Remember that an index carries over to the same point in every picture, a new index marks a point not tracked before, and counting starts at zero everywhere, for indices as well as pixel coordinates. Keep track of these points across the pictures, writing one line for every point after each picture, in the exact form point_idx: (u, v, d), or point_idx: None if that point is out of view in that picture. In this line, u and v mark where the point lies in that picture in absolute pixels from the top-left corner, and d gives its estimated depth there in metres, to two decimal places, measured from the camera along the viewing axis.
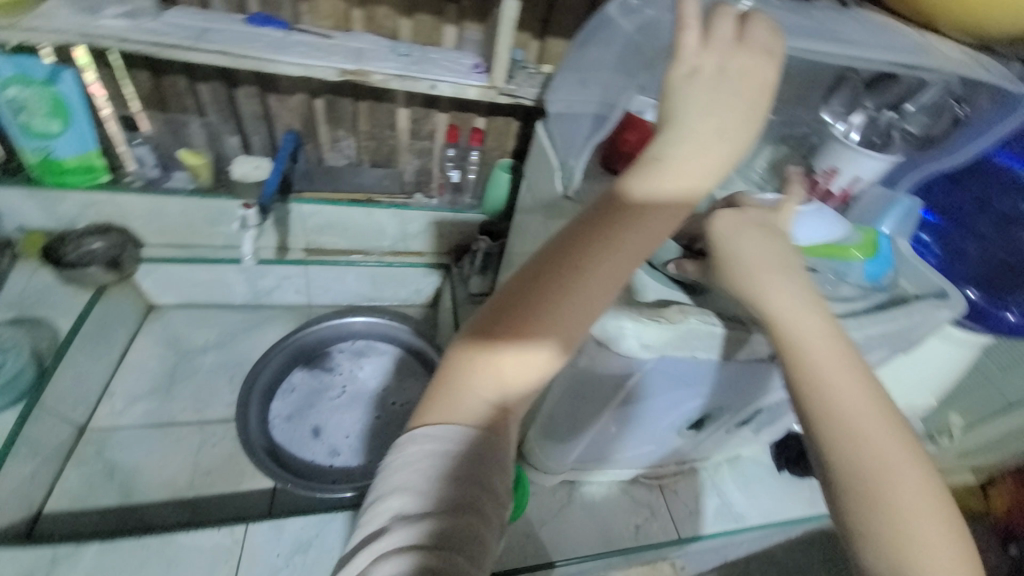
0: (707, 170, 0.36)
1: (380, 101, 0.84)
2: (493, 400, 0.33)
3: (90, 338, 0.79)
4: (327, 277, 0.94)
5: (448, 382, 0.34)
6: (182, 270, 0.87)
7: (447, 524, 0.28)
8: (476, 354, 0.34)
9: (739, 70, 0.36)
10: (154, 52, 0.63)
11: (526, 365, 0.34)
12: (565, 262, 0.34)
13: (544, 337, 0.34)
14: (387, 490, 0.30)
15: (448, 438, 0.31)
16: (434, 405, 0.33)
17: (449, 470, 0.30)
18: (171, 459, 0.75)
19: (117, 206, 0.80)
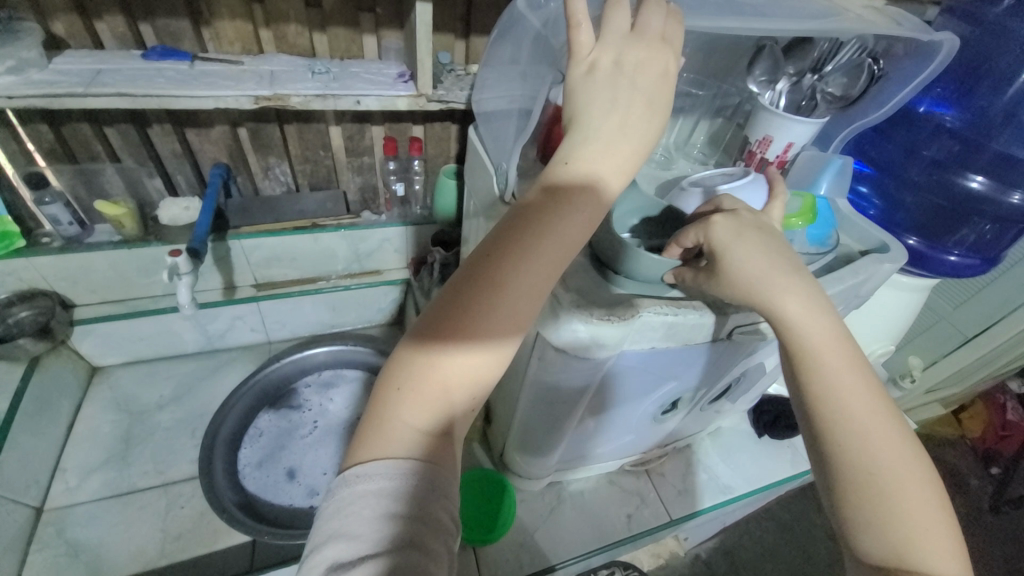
0: (617, 165, 0.36)
1: (308, 123, 0.81)
2: (433, 426, 0.32)
3: (32, 414, 0.73)
4: (281, 311, 0.90)
5: (378, 415, 0.32)
6: (121, 327, 0.82)
7: (391, 564, 0.27)
8: (409, 380, 0.32)
9: (635, 62, 0.36)
10: (46, 104, 0.58)
11: (464, 386, 0.33)
12: (491, 274, 0.33)
13: (475, 356, 0.33)
14: (327, 537, 0.29)
15: (390, 476, 0.30)
16: (367, 439, 0.32)
17: (394, 509, 0.29)
18: (138, 528, 0.71)
19: (37, 270, 0.74)
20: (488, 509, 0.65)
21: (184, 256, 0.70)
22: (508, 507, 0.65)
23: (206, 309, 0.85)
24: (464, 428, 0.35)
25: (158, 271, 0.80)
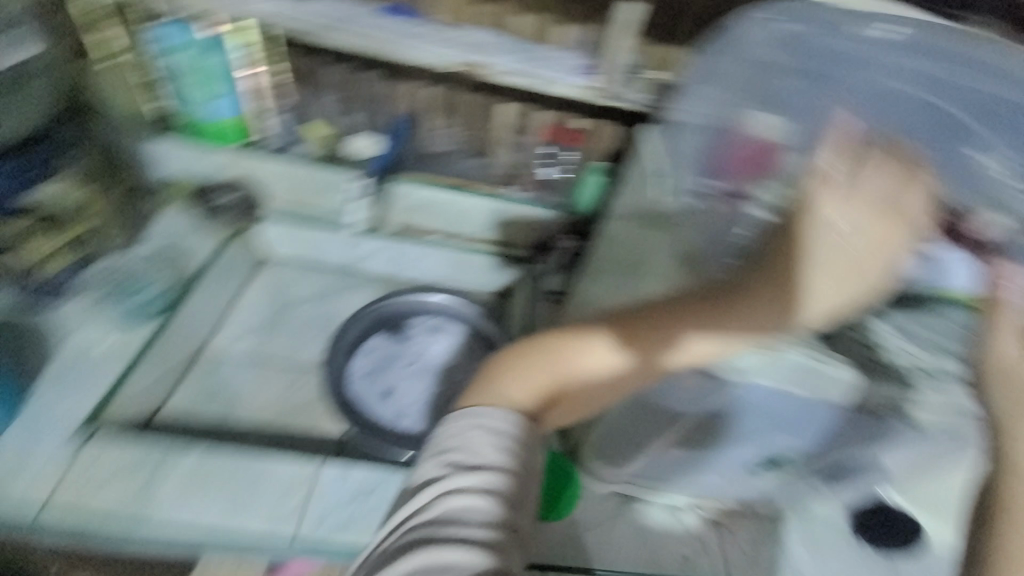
0: (785, 306, 0.47)
1: (492, 95, 0.87)
2: (536, 404, 0.48)
3: (216, 275, 0.88)
4: (413, 255, 0.99)
5: (501, 379, 0.49)
6: (295, 228, 0.96)
7: (495, 477, 0.42)
8: (531, 374, 0.49)
9: (864, 233, 0.46)
10: (311, 31, 0.75)
11: (565, 387, 0.50)
12: (629, 328, 0.49)
13: (585, 370, 0.50)
14: (454, 443, 0.44)
15: (502, 420, 0.45)
16: (491, 390, 0.48)
17: (503, 446, 0.44)
18: (267, 389, 0.83)
19: (252, 165, 0.89)
20: (551, 489, 0.67)
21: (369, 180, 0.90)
22: (572, 493, 0.67)
23: (358, 234, 0.97)
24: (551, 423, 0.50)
25: (334, 191, 0.92)
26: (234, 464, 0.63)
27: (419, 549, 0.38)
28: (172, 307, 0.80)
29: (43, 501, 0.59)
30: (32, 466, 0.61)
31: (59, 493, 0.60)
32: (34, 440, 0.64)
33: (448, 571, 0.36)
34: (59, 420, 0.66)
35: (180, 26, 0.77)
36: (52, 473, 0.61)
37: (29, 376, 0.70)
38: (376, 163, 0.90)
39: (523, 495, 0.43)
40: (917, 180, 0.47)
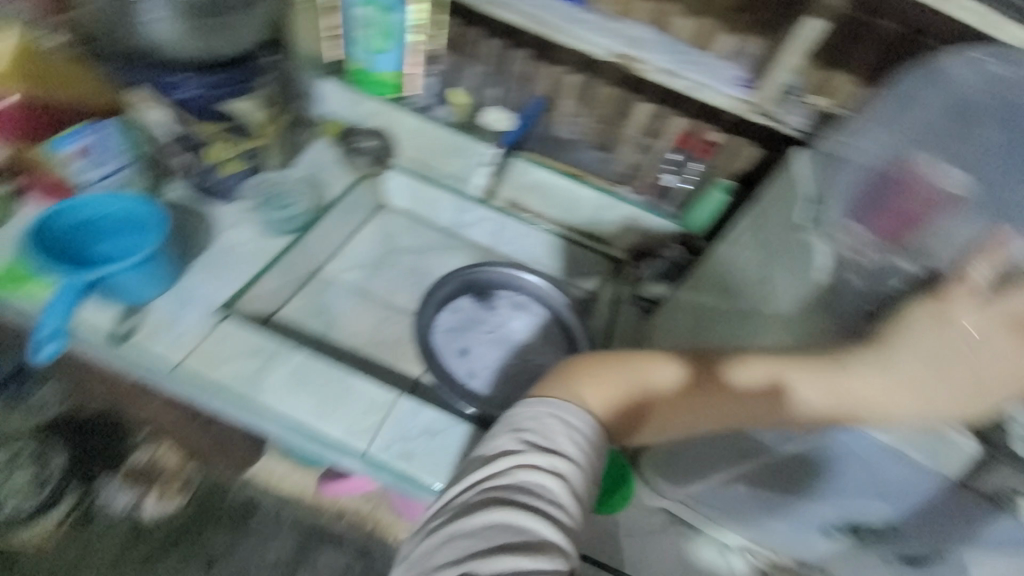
0: (880, 394, 0.46)
1: (631, 92, 0.87)
2: (614, 412, 0.51)
3: (343, 207, 0.95)
4: (514, 231, 1.02)
5: (580, 377, 0.52)
6: (416, 182, 1.02)
7: (568, 466, 0.44)
8: (613, 385, 0.52)
9: (983, 344, 0.44)
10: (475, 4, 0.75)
11: (636, 405, 0.52)
12: (706, 366, 0.52)
13: (657, 392, 0.53)
14: (528, 426, 0.47)
15: (574, 415, 0.48)
16: (567, 385, 0.51)
17: (577, 439, 0.47)
18: (364, 319, 0.90)
19: (394, 117, 0.98)
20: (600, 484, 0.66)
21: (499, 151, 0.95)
22: (623, 493, 0.66)
23: (471, 201, 1.01)
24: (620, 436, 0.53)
25: (461, 155, 0.98)
26: (328, 374, 0.70)
27: (493, 509, 0.42)
28: (309, 224, 0.85)
29: (180, 358, 0.68)
30: (177, 327, 0.70)
31: (192, 356, 0.69)
32: (179, 306, 0.71)
33: (522, 534, 0.40)
34: (198, 299, 0.73)
35: None
36: (189, 339, 0.70)
37: (188, 248, 0.77)
38: (506, 137, 0.95)
39: (587, 487, 0.46)
40: None
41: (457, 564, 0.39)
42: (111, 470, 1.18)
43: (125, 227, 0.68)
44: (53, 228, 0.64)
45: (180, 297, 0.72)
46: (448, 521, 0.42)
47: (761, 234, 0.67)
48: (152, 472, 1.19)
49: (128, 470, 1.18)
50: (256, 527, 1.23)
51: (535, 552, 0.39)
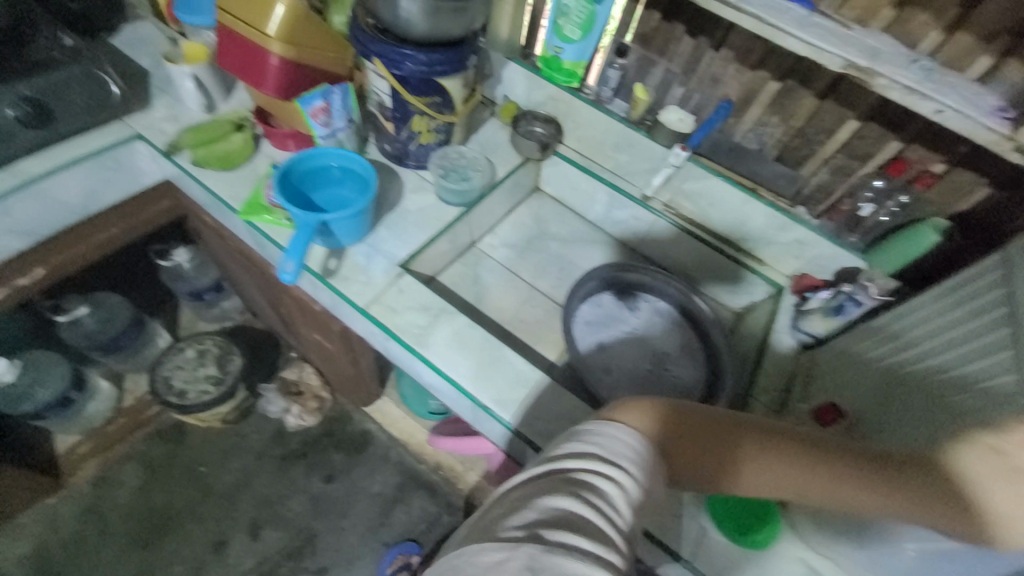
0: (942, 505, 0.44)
1: (838, 105, 0.80)
2: (670, 452, 0.46)
3: (506, 187, 0.99)
4: (666, 236, 1.00)
5: (643, 410, 0.47)
6: (574, 172, 1.03)
7: (630, 482, 0.41)
8: (672, 428, 0.46)
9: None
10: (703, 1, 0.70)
11: (691, 457, 0.47)
12: (763, 431, 0.49)
13: (715, 451, 0.47)
14: (592, 438, 0.44)
15: (637, 443, 0.44)
16: (626, 415, 0.47)
17: (641, 465, 0.43)
18: (509, 295, 0.94)
19: (570, 106, 1.00)
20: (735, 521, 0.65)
21: (684, 152, 0.90)
22: (770, 532, 0.64)
23: (626, 198, 1.00)
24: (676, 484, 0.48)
25: (627, 150, 0.98)
26: (484, 342, 0.74)
27: (560, 495, 0.39)
28: (478, 200, 0.91)
29: (366, 303, 0.75)
30: (366, 274, 0.78)
31: (374, 303, 0.76)
32: (369, 257, 0.79)
33: (582, 529, 0.37)
34: (384, 251, 0.81)
35: None
36: (375, 287, 0.77)
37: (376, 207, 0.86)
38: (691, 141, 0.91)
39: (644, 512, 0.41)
40: None
41: (524, 528, 0.37)
42: (268, 381, 1.39)
43: (343, 177, 0.78)
44: (292, 173, 0.75)
45: (373, 249, 0.81)
46: (524, 497, 0.40)
47: (983, 300, 0.59)
48: (299, 390, 1.38)
49: (279, 384, 1.37)
50: (369, 457, 1.39)
51: (597, 543, 0.36)
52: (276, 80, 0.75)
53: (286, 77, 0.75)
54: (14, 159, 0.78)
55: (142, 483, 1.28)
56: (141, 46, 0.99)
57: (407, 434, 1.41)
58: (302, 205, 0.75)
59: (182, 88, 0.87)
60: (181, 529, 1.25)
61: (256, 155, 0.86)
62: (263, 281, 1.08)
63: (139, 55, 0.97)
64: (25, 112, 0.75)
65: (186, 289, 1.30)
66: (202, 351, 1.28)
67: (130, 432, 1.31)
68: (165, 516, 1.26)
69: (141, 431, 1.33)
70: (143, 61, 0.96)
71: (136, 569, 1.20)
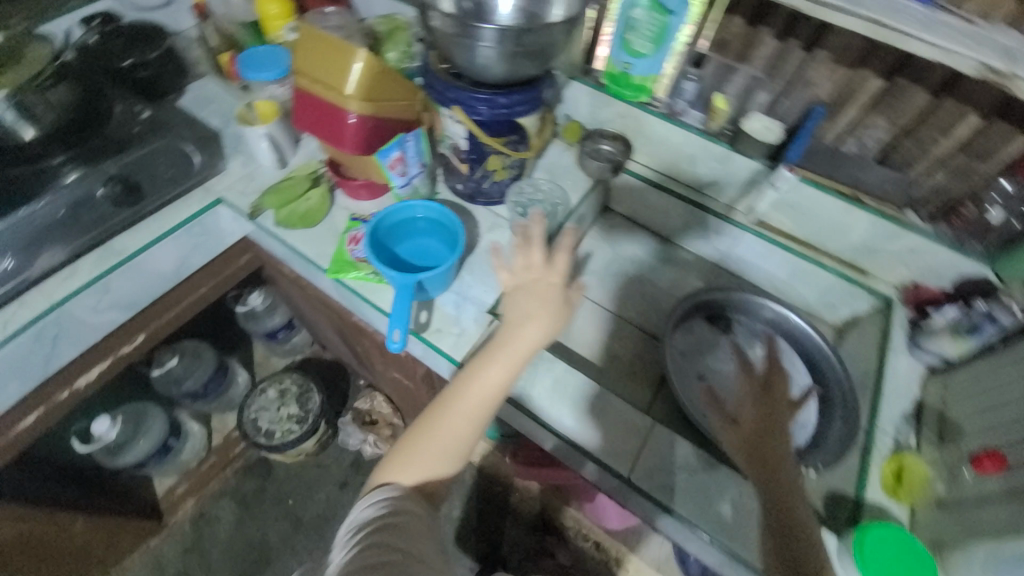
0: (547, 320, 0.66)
1: (958, 102, 0.72)
2: (431, 465, 0.66)
3: (580, 214, 0.96)
4: (753, 250, 0.95)
5: (395, 460, 0.67)
6: (649, 190, 0.98)
7: (380, 517, 0.64)
8: (400, 457, 0.66)
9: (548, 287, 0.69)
10: (805, 8, 0.65)
11: (451, 440, 0.66)
12: (460, 380, 0.66)
13: (451, 421, 0.65)
14: (356, 519, 0.66)
15: (388, 492, 0.65)
16: (389, 469, 0.67)
17: (389, 501, 0.65)
18: (593, 328, 0.91)
19: (640, 122, 0.95)
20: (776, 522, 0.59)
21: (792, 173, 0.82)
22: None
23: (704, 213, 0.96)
24: (473, 440, 0.67)
25: (707, 162, 0.93)
26: (587, 391, 0.72)
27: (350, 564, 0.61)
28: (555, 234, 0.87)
29: (462, 357, 0.74)
30: (458, 325, 0.77)
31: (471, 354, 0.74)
32: (458, 306, 0.78)
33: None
34: (472, 299, 0.79)
35: None
36: (468, 337, 0.76)
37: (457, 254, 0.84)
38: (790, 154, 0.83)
39: (413, 524, 0.65)
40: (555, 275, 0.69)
41: None
42: (343, 414, 1.42)
43: (428, 228, 0.79)
44: (380, 229, 0.75)
45: (462, 297, 0.80)
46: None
47: None
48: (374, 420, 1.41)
49: (355, 416, 1.40)
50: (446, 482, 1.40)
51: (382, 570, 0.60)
52: (355, 136, 0.75)
53: (364, 132, 0.75)
54: (111, 235, 0.80)
55: (238, 517, 1.35)
56: (207, 105, 1.00)
57: (481, 457, 1.44)
58: (395, 264, 0.75)
59: (257, 148, 0.89)
60: (279, 561, 1.30)
61: (333, 208, 0.87)
62: (341, 324, 1.09)
63: (206, 114, 0.99)
64: (115, 190, 0.78)
65: (261, 329, 1.34)
66: (283, 390, 1.33)
67: (221, 469, 1.37)
68: (261, 551, 1.31)
69: (231, 467, 1.39)
70: (212, 121, 0.98)
71: None
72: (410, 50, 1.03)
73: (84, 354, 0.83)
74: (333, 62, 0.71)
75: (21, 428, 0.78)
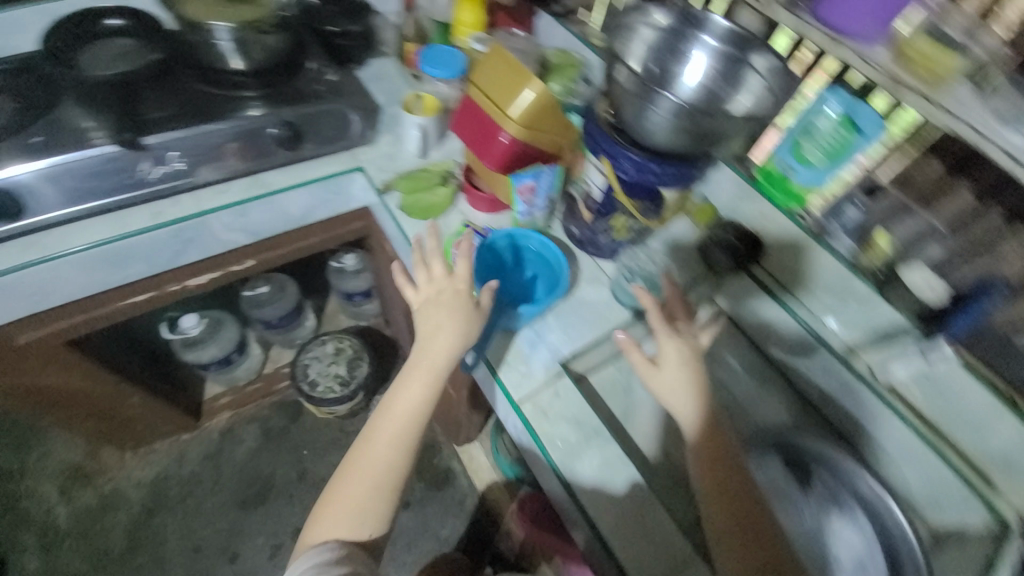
0: (453, 332, 0.70)
1: None
2: (365, 514, 0.69)
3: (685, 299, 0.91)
4: (861, 405, 0.83)
5: (326, 512, 0.70)
6: (765, 299, 0.94)
7: None
8: (332, 513, 0.70)
9: (449, 296, 0.72)
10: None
11: (376, 478, 0.70)
12: (374, 416, 0.72)
13: (369, 460, 0.70)
14: None
15: (328, 552, 0.68)
16: (321, 524, 0.70)
17: (329, 562, 0.67)
18: None
19: (780, 228, 0.92)
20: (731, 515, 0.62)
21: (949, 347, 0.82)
22: None
23: (816, 343, 0.87)
24: (401, 474, 0.71)
25: (833, 293, 0.89)
26: (627, 487, 0.67)
27: None
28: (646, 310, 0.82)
29: (519, 397, 0.73)
30: (527, 365, 0.76)
31: (529, 403, 0.73)
32: (533, 346, 0.78)
33: None
34: (547, 344, 0.78)
35: (857, 99, 0.75)
36: (532, 383, 0.75)
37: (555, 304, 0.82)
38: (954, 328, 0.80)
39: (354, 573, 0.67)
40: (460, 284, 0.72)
41: None
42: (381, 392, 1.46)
43: (534, 259, 0.82)
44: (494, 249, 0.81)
45: (540, 337, 0.78)
46: None
47: None
48: None
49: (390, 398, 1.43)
50: None
51: None
52: (500, 155, 0.77)
53: (510, 154, 0.77)
54: (259, 170, 0.89)
55: (258, 447, 1.41)
56: (380, 81, 1.09)
57: (485, 486, 1.43)
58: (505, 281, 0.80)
59: (409, 135, 0.95)
60: (274, 504, 1.35)
61: (453, 209, 0.91)
62: None
63: (376, 90, 1.07)
64: (284, 134, 0.85)
65: (343, 288, 1.43)
66: (340, 349, 1.39)
67: (262, 396, 1.45)
68: (264, 487, 1.37)
69: (269, 398, 1.47)
70: (378, 96, 1.06)
71: (232, 525, 1.31)
72: (573, 87, 1.05)
73: (203, 260, 0.91)
74: (507, 83, 0.73)
75: (128, 302, 0.87)
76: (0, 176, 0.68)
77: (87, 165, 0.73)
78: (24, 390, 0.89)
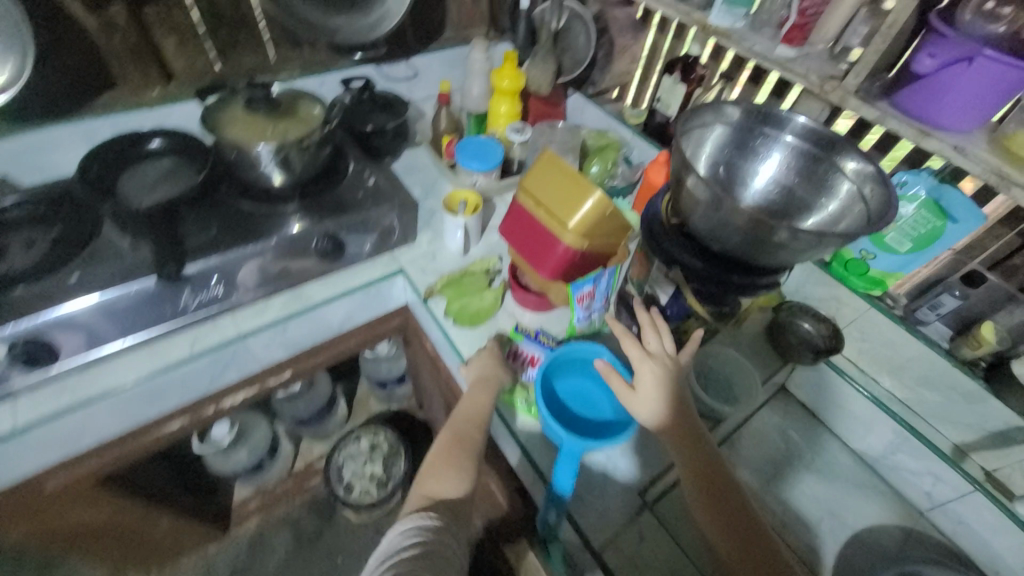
0: (494, 365, 0.74)
1: None
2: (451, 484, 0.68)
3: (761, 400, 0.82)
4: (981, 524, 0.68)
5: (420, 483, 0.70)
6: (845, 390, 0.80)
7: (415, 530, 0.63)
8: (426, 477, 0.69)
9: (483, 358, 0.75)
10: None
11: (460, 452, 0.69)
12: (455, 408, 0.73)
13: (454, 439, 0.70)
14: (385, 552, 0.63)
15: (420, 512, 0.65)
16: (414, 494, 0.70)
17: (422, 516, 0.65)
18: None
19: (862, 315, 0.82)
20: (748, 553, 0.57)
21: None
22: None
23: (914, 440, 0.73)
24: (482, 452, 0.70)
25: (936, 389, 0.79)
26: None
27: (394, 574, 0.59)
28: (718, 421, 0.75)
29: (599, 544, 0.64)
30: (602, 498, 0.67)
31: (610, 546, 0.64)
32: (606, 471, 0.69)
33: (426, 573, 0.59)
34: (624, 471, 0.69)
35: (943, 188, 0.75)
36: (610, 520, 0.66)
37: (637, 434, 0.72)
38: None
39: (447, 534, 0.64)
40: (488, 353, 0.76)
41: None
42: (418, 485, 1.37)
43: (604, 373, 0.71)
44: (555, 382, 0.71)
45: (613, 461, 0.70)
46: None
47: None
48: None
49: None
50: None
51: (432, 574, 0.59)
52: (556, 264, 0.72)
53: (566, 263, 0.72)
54: (301, 284, 0.85)
55: (291, 554, 1.33)
56: (415, 174, 1.07)
57: None
58: (568, 420, 0.67)
59: (450, 236, 0.92)
60: None
61: (500, 310, 0.85)
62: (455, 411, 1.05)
63: (412, 183, 1.05)
64: (325, 247, 0.82)
65: (376, 376, 1.36)
66: (375, 445, 1.34)
67: (292, 496, 1.37)
68: None
69: (300, 497, 1.39)
70: (414, 190, 1.03)
71: None
72: (614, 169, 1.01)
73: (242, 380, 0.87)
74: (563, 193, 0.69)
75: (166, 432, 0.82)
76: (60, 311, 0.66)
77: (131, 301, 0.70)
78: (53, 536, 0.81)
